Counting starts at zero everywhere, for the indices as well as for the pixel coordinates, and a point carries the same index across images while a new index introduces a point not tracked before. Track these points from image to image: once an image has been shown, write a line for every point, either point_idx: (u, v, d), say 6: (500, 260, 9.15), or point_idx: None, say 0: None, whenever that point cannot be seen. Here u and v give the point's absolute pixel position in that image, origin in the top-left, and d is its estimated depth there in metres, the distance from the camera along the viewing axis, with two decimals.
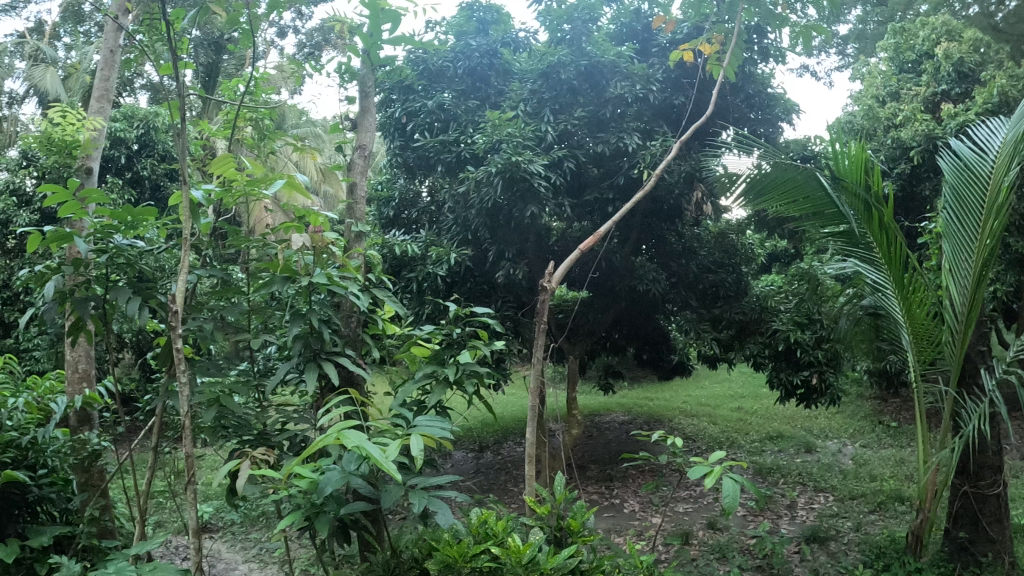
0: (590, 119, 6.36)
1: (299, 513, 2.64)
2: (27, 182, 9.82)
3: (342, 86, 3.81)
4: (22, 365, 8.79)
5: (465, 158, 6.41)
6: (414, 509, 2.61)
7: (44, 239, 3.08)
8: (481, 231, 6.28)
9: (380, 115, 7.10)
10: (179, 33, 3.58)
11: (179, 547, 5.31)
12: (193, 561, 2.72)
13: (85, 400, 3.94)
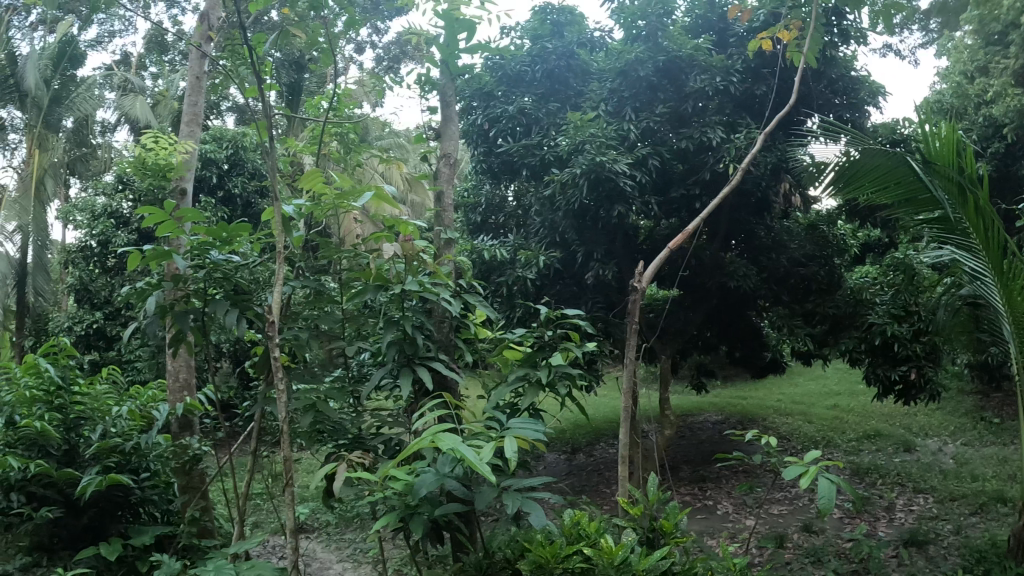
0: (672, 115, 6.36)
1: (394, 514, 2.69)
2: (124, 204, 10.22)
3: (424, 96, 3.89)
4: (125, 377, 9.14)
5: (549, 161, 6.45)
6: (508, 510, 2.64)
7: (145, 258, 3.20)
8: (569, 233, 6.32)
9: (462, 124, 7.19)
10: (261, 56, 3.69)
11: (277, 548, 5.44)
12: (292, 561, 2.80)
13: (187, 409, 4.17)
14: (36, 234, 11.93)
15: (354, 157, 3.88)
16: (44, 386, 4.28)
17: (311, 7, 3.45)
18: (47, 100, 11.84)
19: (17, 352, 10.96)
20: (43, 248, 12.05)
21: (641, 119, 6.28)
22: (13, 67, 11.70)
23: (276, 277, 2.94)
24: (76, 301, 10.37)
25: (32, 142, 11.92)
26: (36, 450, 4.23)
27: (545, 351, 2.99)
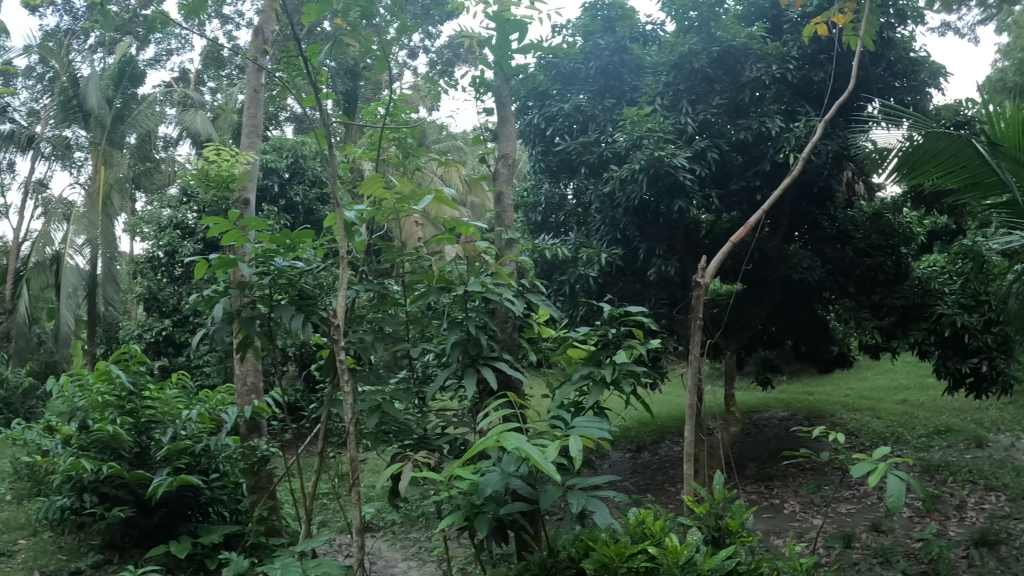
0: (729, 106, 6.30)
1: (459, 514, 2.71)
2: (189, 215, 10.47)
3: (480, 99, 3.91)
4: (194, 382, 9.36)
5: (607, 157, 6.45)
6: (573, 510, 2.63)
7: (211, 266, 3.24)
8: (630, 229, 6.31)
9: (518, 123, 7.21)
10: (316, 68, 3.70)
11: (343, 546, 5.52)
12: (359, 559, 2.84)
13: (256, 411, 4.26)
14: (105, 247, 12.24)
15: (412, 160, 3.93)
16: (115, 391, 4.71)
17: (362, 17, 3.46)
18: (110, 118, 12.03)
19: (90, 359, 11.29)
20: (112, 260, 12.37)
21: (698, 111, 6.28)
22: (74, 88, 11.88)
23: (339, 280, 2.98)
24: (145, 310, 10.69)
25: (98, 159, 12.11)
26: (109, 452, 4.76)
27: (609, 349, 2.98)
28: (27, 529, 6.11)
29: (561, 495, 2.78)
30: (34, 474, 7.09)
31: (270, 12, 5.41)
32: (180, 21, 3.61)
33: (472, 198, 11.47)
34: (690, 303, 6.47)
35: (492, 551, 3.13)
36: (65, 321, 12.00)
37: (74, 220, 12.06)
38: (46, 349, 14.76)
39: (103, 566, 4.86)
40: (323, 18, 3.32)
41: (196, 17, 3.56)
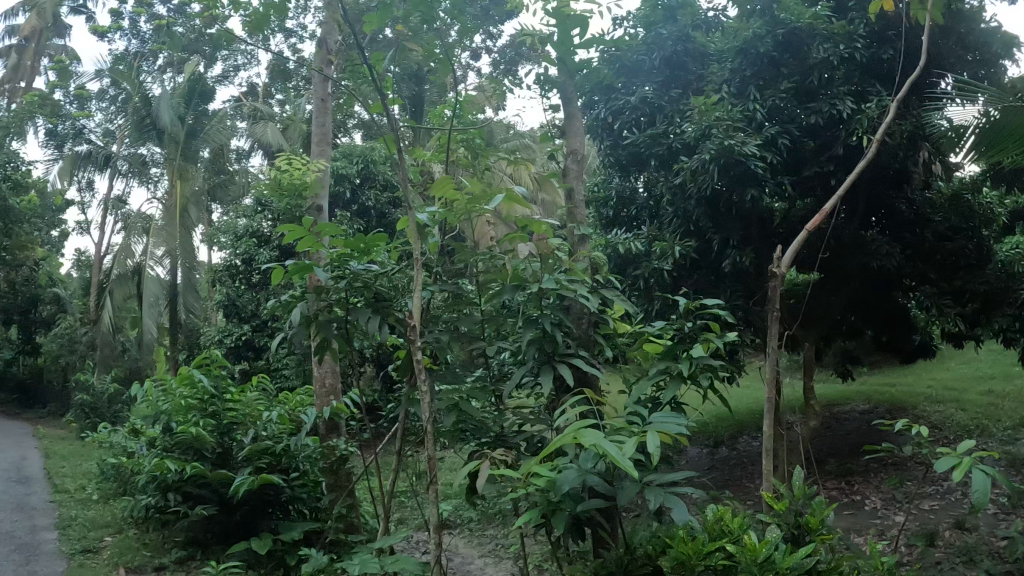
0: (798, 90, 6.24)
1: (537, 511, 2.72)
2: (264, 223, 10.75)
3: (546, 96, 3.92)
4: (273, 385, 9.58)
5: (677, 148, 6.43)
6: (650, 506, 2.63)
7: (288, 272, 3.28)
8: (703, 221, 6.27)
9: (586, 119, 7.23)
10: (381, 75, 3.75)
11: (421, 542, 5.60)
12: (438, 556, 2.89)
13: (335, 412, 4.34)
14: (183, 258, 12.57)
15: (481, 161, 3.94)
16: (197, 395, 4.93)
17: (421, 21, 3.47)
18: (183, 134, 12.33)
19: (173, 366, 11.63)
20: (190, 269, 12.69)
21: (766, 97, 6.21)
22: (146, 106, 12.23)
23: (415, 282, 3.03)
24: (225, 316, 10.99)
25: (173, 175, 12.35)
26: (192, 453, 4.99)
27: (686, 343, 2.97)
28: (115, 527, 6.30)
29: (639, 491, 2.78)
30: (123, 475, 7.31)
31: (332, 24, 5.50)
32: (246, 37, 3.72)
33: (540, 197, 11.50)
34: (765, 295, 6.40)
35: (568, 548, 3.14)
36: (148, 329, 12.35)
37: (154, 233, 12.34)
38: (130, 356, 15.21)
39: (187, 561, 5.06)
40: (384, 25, 3.35)
41: (260, 32, 3.60)
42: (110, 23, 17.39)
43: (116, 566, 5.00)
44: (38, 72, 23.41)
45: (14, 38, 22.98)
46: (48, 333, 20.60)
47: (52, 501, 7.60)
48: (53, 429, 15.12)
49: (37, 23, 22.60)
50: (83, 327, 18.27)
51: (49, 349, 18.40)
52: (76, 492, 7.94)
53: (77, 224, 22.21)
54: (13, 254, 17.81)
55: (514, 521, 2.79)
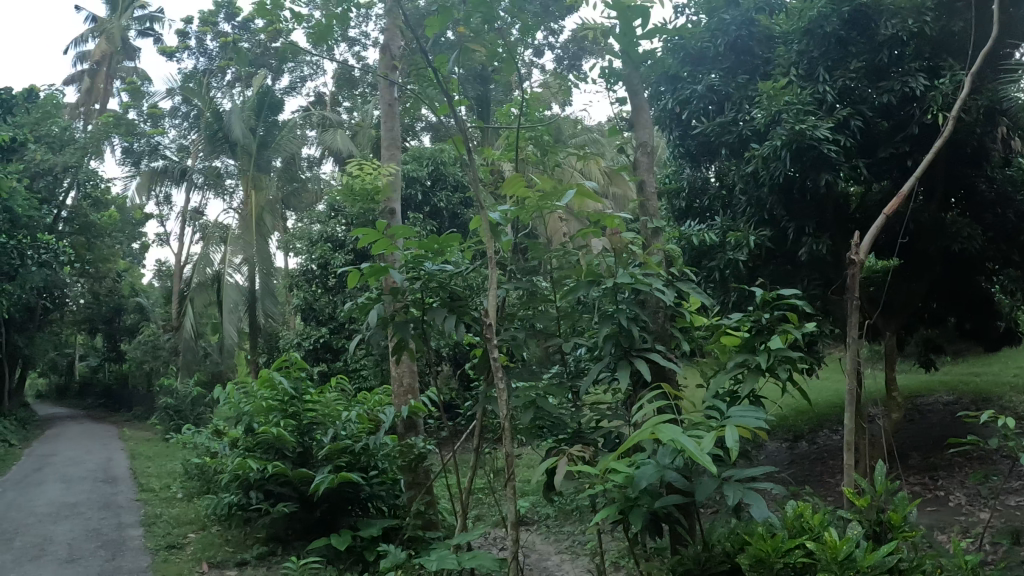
0: (868, 69, 6.11)
1: (614, 507, 2.71)
2: (338, 228, 10.95)
3: (611, 89, 3.92)
4: (352, 386, 9.75)
5: (747, 136, 6.35)
6: (729, 502, 2.60)
7: (364, 275, 3.32)
8: (777, 210, 6.17)
9: (653, 110, 7.20)
10: (448, 77, 3.79)
11: (498, 538, 5.63)
12: (517, 553, 2.90)
13: (413, 411, 4.40)
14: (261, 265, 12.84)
15: (550, 157, 3.97)
16: (278, 396, 5.05)
17: (484, 22, 3.50)
18: (256, 146, 12.67)
19: (254, 369, 11.90)
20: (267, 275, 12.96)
21: (836, 78, 6.09)
22: (218, 121, 12.58)
23: (490, 281, 3.05)
24: (304, 320, 11.25)
25: (247, 185, 12.64)
26: (274, 453, 5.10)
27: (763, 335, 2.93)
28: (197, 524, 6.45)
29: (718, 487, 2.75)
30: (207, 474, 7.50)
31: (395, 30, 5.55)
32: (308, 49, 3.82)
33: (610, 192, 11.47)
34: (844, 284, 6.28)
35: (647, 544, 3.13)
36: (228, 333, 12.65)
37: (231, 242, 12.61)
38: (211, 361, 15.60)
39: (268, 557, 5.16)
40: (445, 28, 3.38)
41: (321, 43, 3.72)
42: (180, 42, 17.84)
43: (200, 561, 5.16)
44: (114, 92, 24.09)
45: (90, 61, 23.70)
46: (133, 341, 21.24)
47: (138, 500, 7.82)
48: (139, 433, 15.57)
49: (110, 46, 23.26)
50: (165, 334, 18.80)
51: (134, 356, 18.96)
52: (162, 491, 8.16)
53: (157, 236, 22.85)
54: (98, 266, 18.39)
55: (592, 517, 2.79)
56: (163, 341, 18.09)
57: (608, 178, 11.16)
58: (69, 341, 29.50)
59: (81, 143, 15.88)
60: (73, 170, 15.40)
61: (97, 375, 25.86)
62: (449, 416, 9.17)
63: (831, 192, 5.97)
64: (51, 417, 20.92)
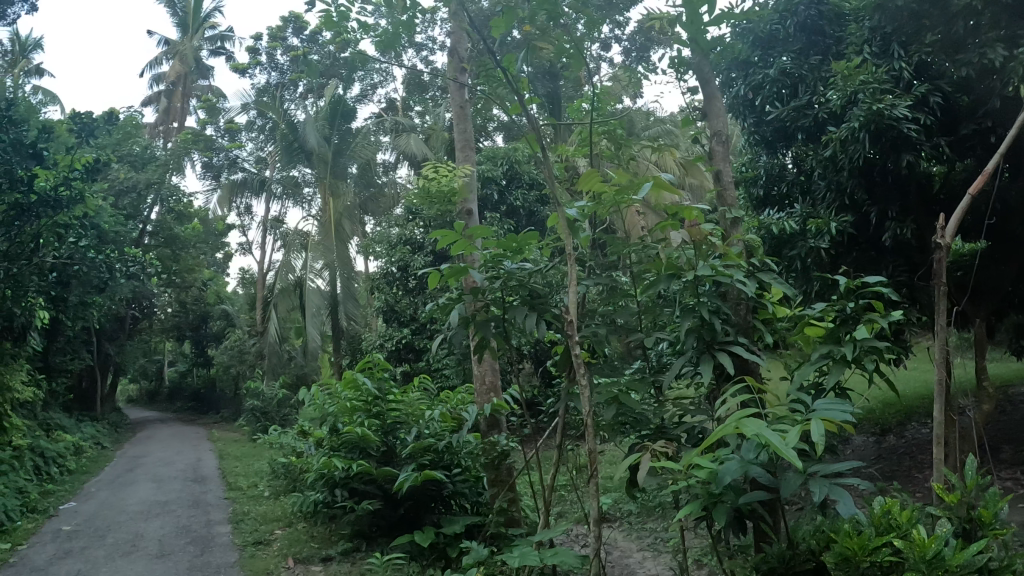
0: (945, 43, 5.80)
1: (697, 503, 2.66)
2: (417, 231, 11.23)
3: (682, 79, 3.94)
4: (436, 385, 9.91)
5: (823, 119, 6.21)
6: (815, 499, 2.49)
7: (444, 276, 3.35)
8: (858, 193, 6.02)
9: (726, 98, 7.10)
10: (516, 74, 3.76)
11: (580, 535, 5.61)
12: (598, 550, 2.88)
13: (494, 409, 4.49)
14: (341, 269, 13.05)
15: (624, 150, 3.94)
16: (361, 396, 5.13)
17: (549, 19, 3.48)
18: (331, 154, 12.81)
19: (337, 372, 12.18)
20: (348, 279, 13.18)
21: (912, 53, 5.88)
22: (294, 132, 12.78)
23: (569, 277, 3.04)
24: (386, 321, 11.54)
25: (325, 192, 12.83)
26: (358, 452, 5.19)
27: (849, 325, 2.85)
28: (284, 521, 6.56)
29: (804, 482, 2.65)
30: (292, 472, 7.63)
31: (461, 32, 5.56)
32: (376, 57, 3.87)
33: (687, 183, 11.35)
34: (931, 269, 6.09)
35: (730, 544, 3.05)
36: (312, 337, 12.92)
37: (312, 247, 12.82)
38: (296, 363, 15.92)
39: (352, 553, 5.23)
40: (511, 27, 3.37)
41: (389, 51, 3.79)
42: (250, 59, 18.22)
43: (287, 557, 5.29)
44: (191, 110, 24.68)
45: (167, 82, 24.36)
46: (220, 346, 21.82)
47: (227, 499, 8.01)
48: (228, 434, 15.96)
49: (184, 67, 23.88)
50: (251, 338, 19.23)
51: (222, 361, 19.49)
52: (250, 489, 8.33)
53: (240, 245, 23.40)
54: (183, 276, 18.90)
55: (675, 514, 2.74)
56: (249, 346, 18.51)
57: (683, 169, 11.05)
58: (160, 347, 30.42)
59: (162, 160, 16.32)
60: (155, 187, 15.94)
61: (186, 380, 26.60)
62: (531, 413, 9.24)
63: (914, 173, 5.81)
64: (145, 421, 21.56)
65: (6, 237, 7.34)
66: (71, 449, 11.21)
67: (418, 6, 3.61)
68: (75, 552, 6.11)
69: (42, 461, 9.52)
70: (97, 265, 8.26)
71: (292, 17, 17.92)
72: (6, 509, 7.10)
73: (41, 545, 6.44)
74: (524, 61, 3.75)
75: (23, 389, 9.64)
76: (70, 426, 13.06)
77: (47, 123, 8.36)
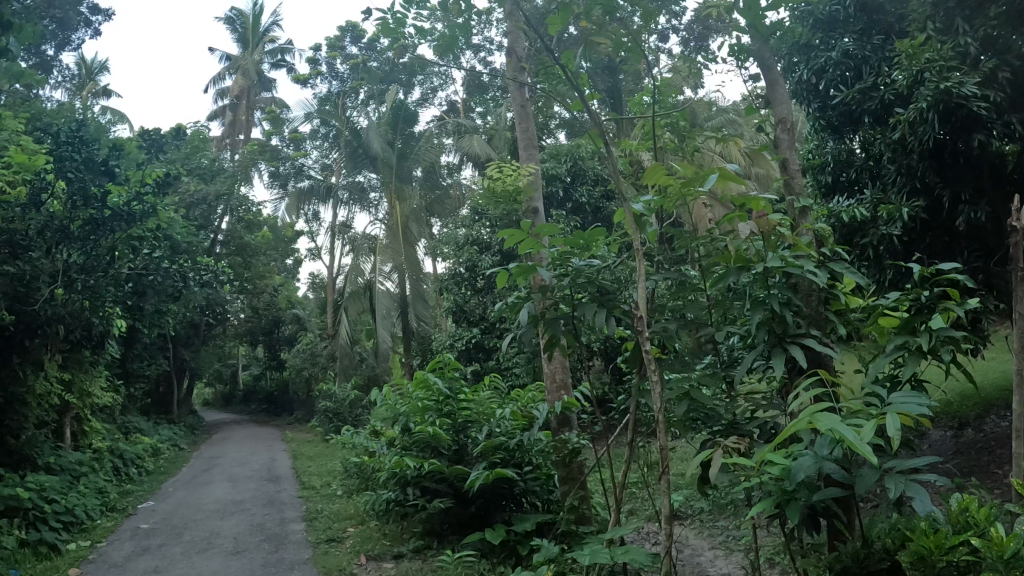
0: (1010, 14, 5.46)
1: (769, 501, 2.54)
2: (483, 231, 11.42)
3: (742, 67, 3.96)
4: (507, 384, 10.02)
5: (890, 100, 6.08)
6: (891, 496, 2.34)
7: (512, 276, 3.34)
8: (930, 176, 5.86)
9: (789, 84, 6.98)
10: (574, 69, 3.72)
11: (651, 533, 5.58)
12: (670, 548, 2.81)
13: (566, 406, 4.53)
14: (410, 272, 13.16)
15: (689, 144, 3.91)
16: (432, 397, 5.24)
17: (605, 14, 3.43)
18: (395, 158, 12.92)
19: (410, 373, 12.44)
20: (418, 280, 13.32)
21: (975, 28, 5.57)
22: (357, 139, 12.92)
23: (638, 273, 3.02)
24: (455, 322, 11.71)
25: (392, 198, 12.92)
26: (430, 451, 5.28)
27: (925, 314, 2.77)
28: (356, 519, 6.63)
29: (880, 479, 2.48)
30: (365, 471, 7.75)
31: (519, 31, 5.57)
32: (436, 61, 3.90)
33: (753, 173, 11.24)
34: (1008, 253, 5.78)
35: (802, 541, 2.94)
36: (382, 339, 13.12)
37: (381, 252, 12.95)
38: (367, 365, 16.14)
39: (423, 550, 5.28)
40: (567, 25, 3.33)
41: (446, 55, 3.83)
42: (311, 69, 18.49)
43: (359, 554, 5.38)
44: (255, 123, 25.12)
45: (231, 97, 24.83)
46: (292, 350, 22.20)
47: (302, 496, 8.15)
48: (302, 435, 16.26)
49: (247, 81, 24.32)
50: (322, 341, 19.51)
51: (294, 365, 19.86)
52: (322, 488, 8.46)
53: (308, 251, 23.77)
54: (254, 283, 19.27)
55: (748, 512, 2.64)
56: (321, 349, 18.82)
57: (749, 159, 10.94)
58: (233, 354, 31.14)
59: (229, 171, 16.68)
60: (225, 198, 16.37)
61: (259, 384, 27.11)
62: (600, 409, 9.27)
63: (987, 154, 5.68)
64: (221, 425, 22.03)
65: (83, 251, 7.48)
66: (149, 452, 11.51)
67: (473, 9, 3.60)
68: (154, 549, 6.27)
69: (121, 463, 9.76)
70: (170, 274, 8.46)
71: (350, 26, 18.18)
72: (87, 508, 7.31)
73: (121, 543, 6.61)
74: (583, 56, 3.71)
75: (102, 395, 9.91)
76: (148, 429, 13.40)
77: (117, 141, 8.56)
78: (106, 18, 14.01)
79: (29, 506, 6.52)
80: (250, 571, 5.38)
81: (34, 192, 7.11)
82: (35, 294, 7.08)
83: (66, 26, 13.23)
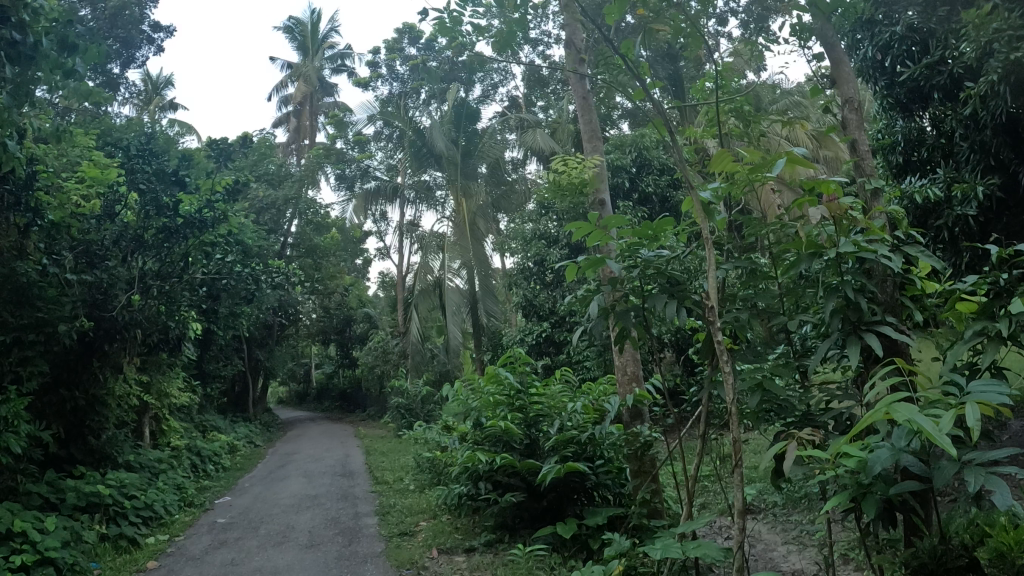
0: None
1: (845, 494, 2.42)
2: (551, 224, 11.60)
3: (806, 46, 3.93)
4: (579, 376, 10.15)
5: (959, 74, 5.89)
6: (969, 490, 2.10)
7: (581, 269, 3.28)
8: (1004, 152, 5.59)
9: (855, 63, 6.88)
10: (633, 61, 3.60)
11: (723, 527, 5.58)
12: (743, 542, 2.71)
13: (636, 398, 4.52)
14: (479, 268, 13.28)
15: (754, 127, 3.86)
16: (504, 391, 5.34)
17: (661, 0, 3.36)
18: (460, 155, 13.04)
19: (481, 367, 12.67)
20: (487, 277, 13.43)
21: None
22: (421, 138, 13.17)
23: (708, 261, 2.97)
24: (525, 316, 11.87)
25: (458, 194, 13.00)
26: (503, 445, 5.36)
27: (1004, 298, 2.64)
28: (429, 513, 6.68)
29: (960, 472, 2.25)
30: (437, 466, 7.81)
31: (575, 21, 5.51)
32: (494, 57, 3.90)
33: (821, 157, 11.10)
34: None
35: (878, 537, 2.76)
36: (453, 335, 13.31)
37: (449, 248, 13.13)
38: (438, 360, 16.38)
39: (495, 543, 5.33)
40: (626, 15, 3.26)
41: (505, 50, 3.86)
42: (372, 71, 18.74)
43: (431, 548, 5.45)
44: (319, 127, 25.48)
45: (294, 102, 25.23)
46: (364, 347, 22.59)
47: (375, 491, 8.25)
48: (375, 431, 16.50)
49: (308, 87, 24.67)
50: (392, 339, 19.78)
51: (368, 362, 20.20)
52: (395, 483, 8.57)
53: (377, 250, 24.14)
54: (325, 283, 19.55)
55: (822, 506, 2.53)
56: (394, 346, 19.15)
57: (816, 141, 10.81)
58: (306, 352, 31.81)
59: (296, 176, 17.01)
60: (293, 202, 16.72)
61: (332, 380, 27.57)
62: (677, 399, 9.38)
63: None
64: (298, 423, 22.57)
65: (158, 258, 7.69)
66: (227, 449, 11.80)
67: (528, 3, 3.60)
68: (231, 542, 6.40)
69: (199, 460, 10.00)
70: (242, 277, 8.57)
71: (407, 27, 18.36)
72: (166, 504, 7.49)
73: (198, 537, 6.76)
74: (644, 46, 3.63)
75: (179, 394, 10.17)
76: (225, 426, 13.73)
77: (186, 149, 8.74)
78: (168, 35, 14.35)
79: (109, 501, 6.69)
80: (325, 565, 5.46)
81: (108, 205, 7.40)
82: (112, 301, 7.20)
83: (127, 43, 13.54)
